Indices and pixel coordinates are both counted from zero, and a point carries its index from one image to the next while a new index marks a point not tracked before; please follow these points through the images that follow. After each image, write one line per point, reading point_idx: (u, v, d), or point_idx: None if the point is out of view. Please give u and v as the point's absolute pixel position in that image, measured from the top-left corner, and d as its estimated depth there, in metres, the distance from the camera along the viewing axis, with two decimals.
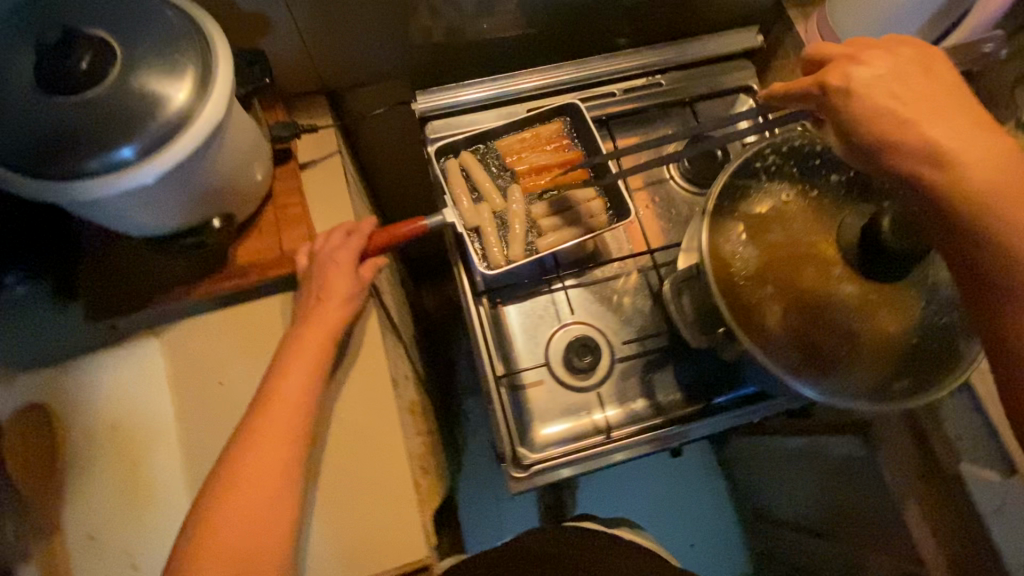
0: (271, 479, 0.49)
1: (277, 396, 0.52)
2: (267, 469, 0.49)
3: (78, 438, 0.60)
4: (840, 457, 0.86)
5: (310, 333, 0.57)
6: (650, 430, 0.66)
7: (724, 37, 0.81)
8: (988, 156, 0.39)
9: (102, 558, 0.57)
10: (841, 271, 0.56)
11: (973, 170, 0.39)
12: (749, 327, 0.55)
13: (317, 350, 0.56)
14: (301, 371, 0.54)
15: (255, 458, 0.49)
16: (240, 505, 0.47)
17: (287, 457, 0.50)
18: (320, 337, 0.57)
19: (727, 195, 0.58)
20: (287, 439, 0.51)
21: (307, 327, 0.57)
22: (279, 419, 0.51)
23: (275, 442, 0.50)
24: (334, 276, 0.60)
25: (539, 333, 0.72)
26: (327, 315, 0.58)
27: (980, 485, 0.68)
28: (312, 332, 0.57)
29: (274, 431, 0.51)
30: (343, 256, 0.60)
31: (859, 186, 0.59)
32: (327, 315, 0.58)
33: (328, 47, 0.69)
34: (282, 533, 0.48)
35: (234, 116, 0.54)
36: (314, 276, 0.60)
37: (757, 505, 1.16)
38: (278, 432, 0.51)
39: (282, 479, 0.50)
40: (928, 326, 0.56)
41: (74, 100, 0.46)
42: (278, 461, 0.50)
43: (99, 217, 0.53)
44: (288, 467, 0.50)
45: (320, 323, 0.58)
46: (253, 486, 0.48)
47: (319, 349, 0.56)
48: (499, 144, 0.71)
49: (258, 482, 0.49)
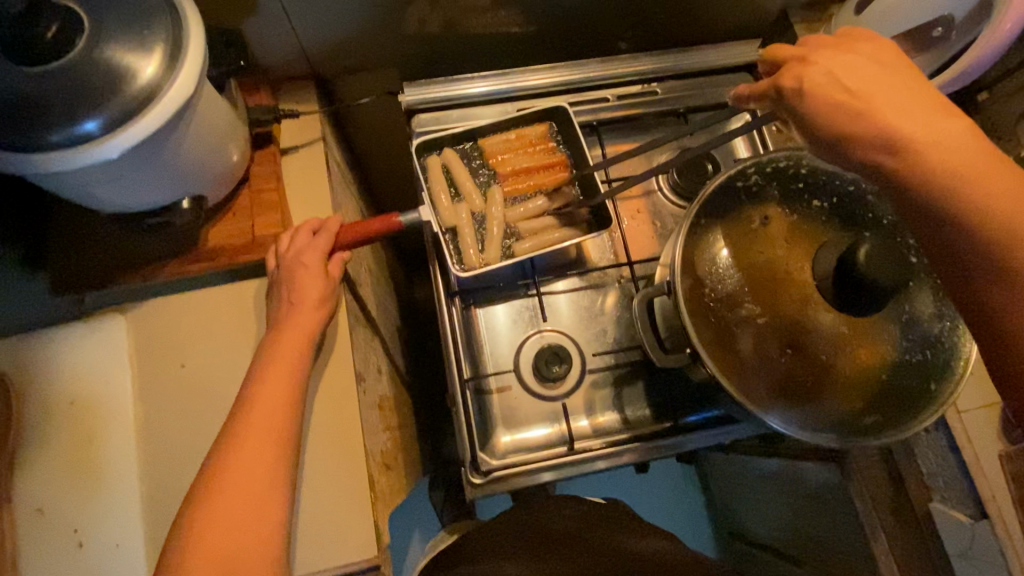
0: (263, 476, 0.48)
1: (258, 395, 0.52)
2: (257, 466, 0.48)
3: (34, 410, 0.59)
4: (814, 484, 0.84)
5: (291, 336, 0.56)
6: (619, 445, 0.65)
7: (725, 49, 0.79)
8: (959, 147, 0.37)
9: (50, 534, 0.56)
10: (818, 299, 0.55)
11: (944, 159, 0.37)
12: (718, 351, 0.54)
13: (296, 351, 0.56)
14: (284, 372, 0.54)
15: (242, 452, 0.48)
16: (224, 502, 0.46)
17: (275, 454, 0.49)
18: (300, 340, 0.56)
19: (704, 213, 0.57)
20: (276, 434, 0.50)
21: (286, 330, 0.57)
22: (264, 416, 0.51)
23: (264, 437, 0.50)
24: (308, 278, 0.59)
25: (512, 338, 0.71)
26: (304, 318, 0.58)
27: (949, 525, 0.66)
28: (293, 334, 0.57)
29: (261, 429, 0.50)
30: (315, 255, 0.60)
31: (842, 214, 0.57)
32: (306, 318, 0.58)
33: (318, 32, 0.68)
34: (268, 536, 0.46)
35: (207, 96, 0.53)
36: (290, 276, 0.59)
37: (730, 523, 1.15)
38: (268, 427, 0.50)
39: (272, 475, 0.48)
40: (902, 364, 0.54)
41: (38, 70, 0.45)
42: (267, 456, 0.49)
43: (63, 190, 0.52)
44: (278, 462, 0.49)
45: (299, 326, 0.57)
46: (245, 482, 0.47)
47: (298, 351, 0.56)
48: (484, 143, 0.70)
49: (248, 477, 0.47)
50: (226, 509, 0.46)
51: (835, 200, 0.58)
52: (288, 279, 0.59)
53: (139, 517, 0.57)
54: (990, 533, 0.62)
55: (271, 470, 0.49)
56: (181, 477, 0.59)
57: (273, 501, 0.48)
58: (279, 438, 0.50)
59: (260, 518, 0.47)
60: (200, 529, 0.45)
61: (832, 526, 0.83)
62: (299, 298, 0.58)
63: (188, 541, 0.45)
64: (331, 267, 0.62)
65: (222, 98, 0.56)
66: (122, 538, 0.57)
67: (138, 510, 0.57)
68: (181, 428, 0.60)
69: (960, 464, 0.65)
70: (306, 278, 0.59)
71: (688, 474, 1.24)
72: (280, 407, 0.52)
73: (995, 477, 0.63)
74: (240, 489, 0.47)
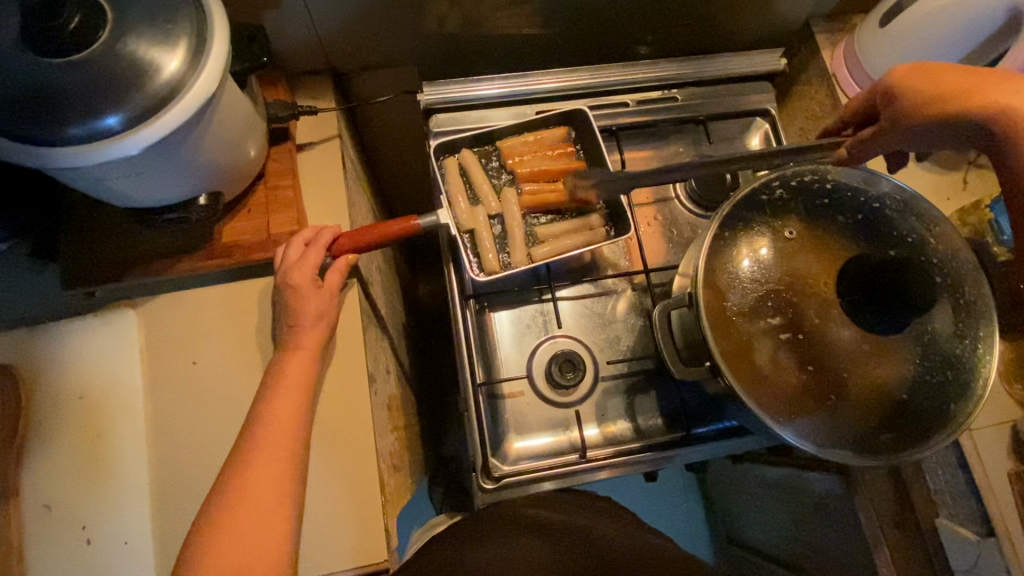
0: (271, 497, 0.47)
1: (268, 414, 0.51)
2: (265, 488, 0.48)
3: (43, 404, 0.59)
4: (817, 495, 0.84)
5: (300, 357, 0.56)
6: (629, 455, 0.65)
7: (746, 57, 0.78)
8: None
9: (56, 530, 0.56)
10: (839, 314, 0.54)
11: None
12: (737, 362, 0.53)
13: (304, 372, 0.55)
14: (292, 393, 0.53)
15: (251, 473, 0.48)
16: (231, 525, 0.46)
17: (282, 475, 0.49)
18: (307, 361, 0.56)
19: (727, 225, 0.57)
20: (284, 454, 0.50)
21: (295, 350, 0.57)
22: (273, 436, 0.50)
23: (273, 456, 0.49)
24: (310, 287, 0.58)
25: (524, 343, 0.71)
26: (312, 341, 0.57)
27: (957, 542, 0.65)
28: (303, 355, 0.56)
29: (269, 450, 0.49)
30: (314, 259, 0.59)
31: (867, 230, 0.57)
32: (310, 338, 0.57)
33: (338, 27, 0.67)
34: (280, 537, 0.47)
35: (227, 91, 0.52)
36: (290, 283, 0.58)
37: (729, 530, 1.15)
38: (278, 447, 0.50)
39: (279, 497, 0.48)
40: (921, 383, 0.54)
41: (60, 62, 0.44)
42: (275, 474, 0.48)
43: (80, 184, 0.51)
44: (286, 482, 0.49)
45: (304, 347, 0.57)
46: (252, 504, 0.47)
47: (306, 372, 0.56)
48: (502, 145, 0.69)
49: (255, 498, 0.47)
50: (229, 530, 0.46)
51: (859, 217, 0.57)
52: (292, 288, 0.58)
53: (147, 514, 0.57)
54: (996, 550, 0.62)
55: (278, 491, 0.48)
56: (190, 475, 0.58)
57: (278, 523, 0.47)
58: (287, 457, 0.50)
59: (266, 542, 0.46)
60: (205, 554, 0.45)
61: (834, 537, 0.83)
62: (297, 317, 0.58)
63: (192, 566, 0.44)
64: (332, 277, 0.59)
65: (241, 94, 0.55)
66: (128, 536, 0.56)
67: (146, 508, 0.57)
68: (191, 425, 0.59)
69: (969, 482, 0.65)
70: (304, 295, 0.58)
71: (687, 479, 1.24)
72: (289, 427, 0.51)
73: (1004, 495, 0.63)
74: (247, 513, 0.46)
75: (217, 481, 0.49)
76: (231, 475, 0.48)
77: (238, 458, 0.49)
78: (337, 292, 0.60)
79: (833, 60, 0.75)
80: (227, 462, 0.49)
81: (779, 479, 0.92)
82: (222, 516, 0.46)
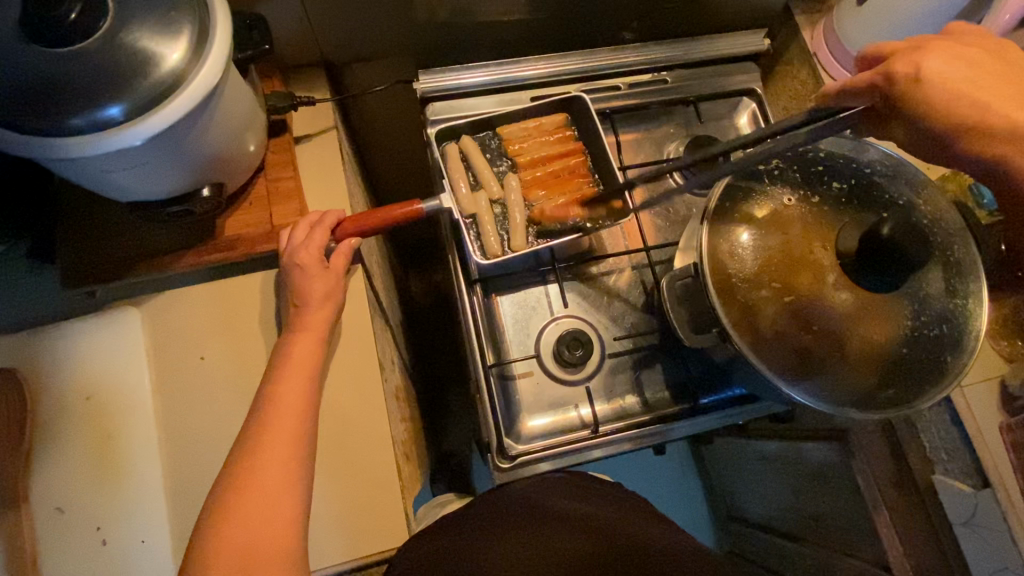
0: (278, 479, 0.47)
1: (277, 398, 0.51)
2: (272, 470, 0.47)
3: (50, 404, 0.58)
4: (816, 463, 0.86)
5: (304, 339, 0.56)
6: (635, 428, 0.67)
7: (731, 38, 0.81)
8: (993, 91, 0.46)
9: (71, 532, 0.55)
10: (836, 277, 0.56)
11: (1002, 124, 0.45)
12: (742, 325, 0.55)
13: (310, 356, 0.55)
14: (298, 377, 0.53)
15: (262, 456, 0.48)
16: (240, 510, 0.45)
17: (289, 459, 0.48)
18: (313, 342, 0.56)
19: (727, 195, 0.59)
20: (291, 437, 0.49)
21: (302, 333, 0.56)
22: (280, 419, 0.50)
23: (281, 440, 0.49)
24: (309, 276, 0.58)
25: (530, 325, 0.72)
26: (316, 319, 0.57)
27: (953, 494, 0.67)
28: (305, 336, 0.56)
29: (276, 430, 0.49)
30: (316, 248, 0.59)
31: (858, 196, 0.59)
32: (316, 318, 0.57)
33: (331, 18, 0.67)
34: (288, 517, 0.46)
35: (229, 80, 0.52)
36: (295, 270, 0.58)
37: (729, 506, 1.17)
38: (281, 435, 0.49)
39: (287, 484, 0.47)
40: (917, 338, 0.56)
41: (62, 50, 0.44)
42: (282, 458, 0.48)
43: (84, 176, 0.50)
44: (292, 468, 0.48)
45: (310, 329, 0.57)
46: (260, 489, 0.46)
47: (312, 354, 0.56)
48: (501, 131, 0.70)
49: (263, 481, 0.47)
50: (240, 516, 0.45)
51: (852, 182, 0.60)
52: (295, 277, 0.58)
53: (163, 510, 0.56)
54: (993, 499, 0.63)
55: (286, 474, 0.48)
56: (205, 470, 0.58)
57: (286, 507, 0.47)
58: (296, 441, 0.49)
59: (277, 529, 0.46)
60: (219, 539, 0.44)
61: (833, 503, 0.86)
62: (303, 298, 0.58)
63: (204, 552, 0.44)
64: (336, 259, 0.60)
65: (243, 82, 0.55)
66: (145, 533, 0.55)
67: (163, 504, 0.56)
68: (201, 419, 0.59)
69: (964, 436, 0.67)
70: (310, 276, 0.58)
71: (686, 462, 1.26)
72: (295, 410, 0.51)
73: (997, 448, 0.64)
74: (257, 498, 0.46)
75: (224, 466, 0.48)
76: (238, 460, 0.48)
77: (246, 444, 0.49)
78: (342, 278, 0.60)
79: (813, 41, 0.77)
80: (234, 446, 0.49)
81: (780, 451, 0.94)
82: (230, 499, 0.46)
